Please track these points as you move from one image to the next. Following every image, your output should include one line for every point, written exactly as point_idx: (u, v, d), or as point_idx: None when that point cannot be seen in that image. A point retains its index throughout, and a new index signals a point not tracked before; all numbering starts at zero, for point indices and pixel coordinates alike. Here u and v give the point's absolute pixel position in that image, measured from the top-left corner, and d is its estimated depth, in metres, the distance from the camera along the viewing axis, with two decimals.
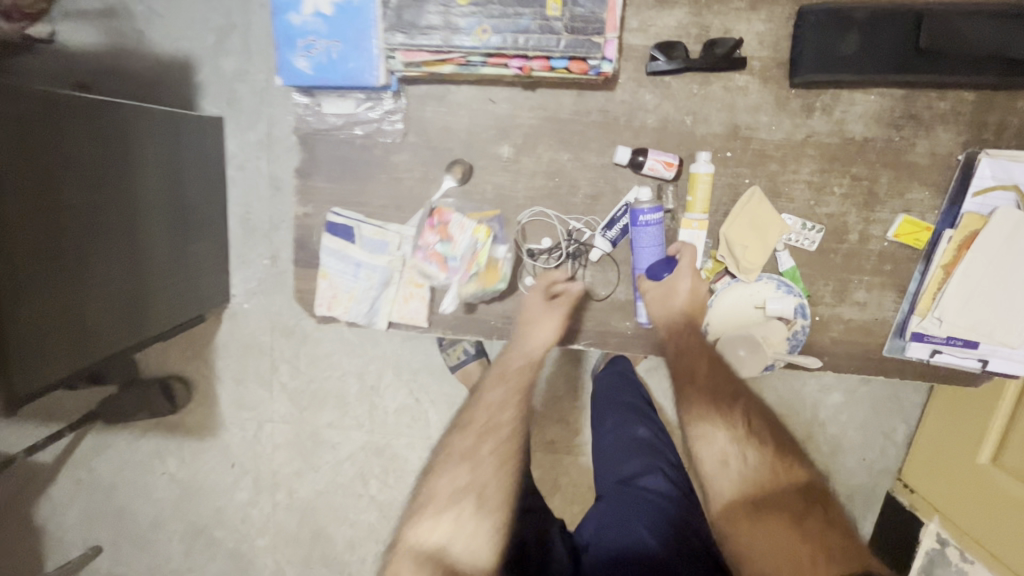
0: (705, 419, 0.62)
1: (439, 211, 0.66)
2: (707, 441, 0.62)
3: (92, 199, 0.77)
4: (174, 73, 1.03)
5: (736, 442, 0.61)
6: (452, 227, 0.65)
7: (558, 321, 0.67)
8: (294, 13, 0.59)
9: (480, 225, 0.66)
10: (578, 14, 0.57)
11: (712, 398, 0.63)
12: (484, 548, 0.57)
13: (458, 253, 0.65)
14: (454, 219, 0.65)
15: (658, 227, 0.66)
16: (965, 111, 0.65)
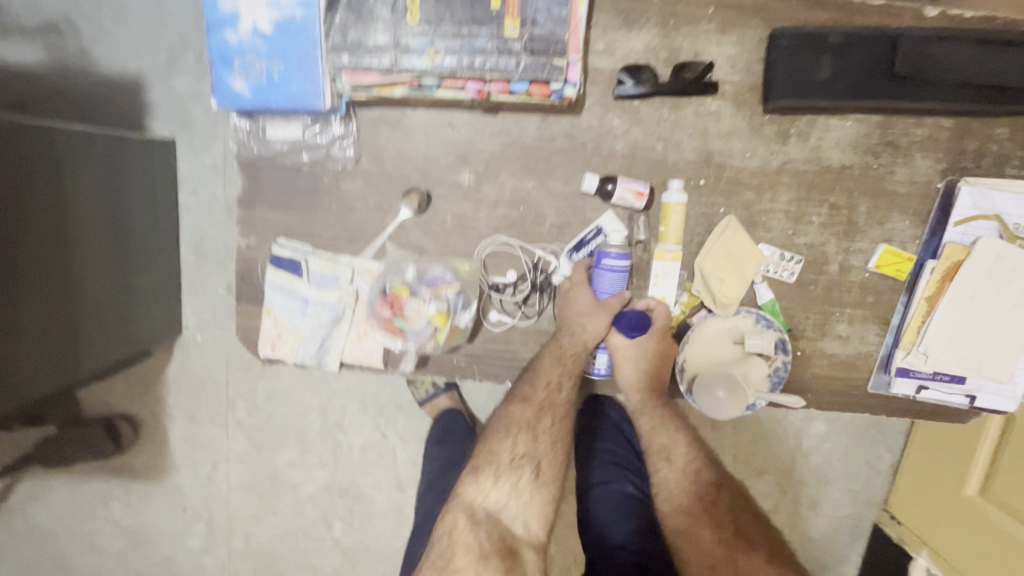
0: (695, 521, 0.66)
1: (395, 293, 0.62)
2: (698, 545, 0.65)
3: (16, 231, 0.70)
4: (122, 93, 0.97)
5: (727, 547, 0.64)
6: (408, 308, 0.62)
7: (612, 313, 0.63)
8: (229, 31, 0.54)
9: (438, 309, 0.62)
10: (536, 35, 0.53)
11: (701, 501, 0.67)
12: (536, 516, 0.66)
13: (415, 330, 0.62)
14: (412, 304, 0.62)
15: (623, 273, 0.63)
16: (943, 138, 0.63)
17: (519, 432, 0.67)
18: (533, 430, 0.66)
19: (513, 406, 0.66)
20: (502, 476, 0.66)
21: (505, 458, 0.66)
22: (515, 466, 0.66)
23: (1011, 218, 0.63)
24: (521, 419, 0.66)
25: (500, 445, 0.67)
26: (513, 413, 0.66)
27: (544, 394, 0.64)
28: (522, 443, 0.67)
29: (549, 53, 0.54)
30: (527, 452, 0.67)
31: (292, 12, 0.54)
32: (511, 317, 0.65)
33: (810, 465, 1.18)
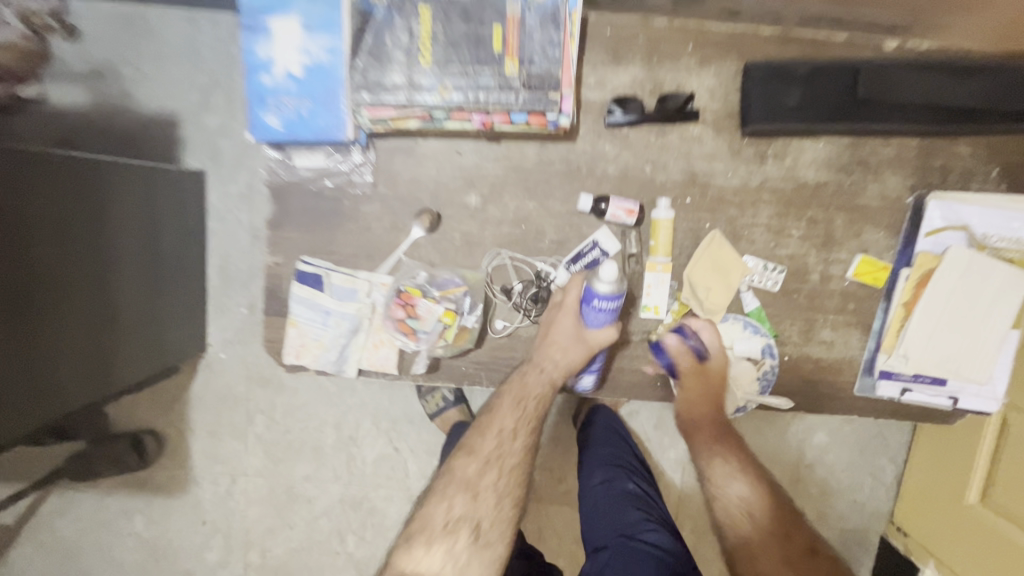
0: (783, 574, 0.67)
1: (406, 293, 0.68)
2: None
3: (65, 253, 0.77)
4: (158, 130, 1.06)
5: None
6: (419, 308, 0.67)
7: (587, 350, 0.67)
8: (265, 74, 0.62)
9: (447, 308, 0.68)
10: (533, 74, 0.59)
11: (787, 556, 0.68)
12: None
13: (426, 329, 0.68)
14: (423, 302, 0.67)
15: (610, 312, 0.65)
16: (910, 157, 0.68)
17: (456, 491, 0.69)
18: (472, 488, 0.69)
19: (458, 459, 0.71)
20: (433, 542, 0.67)
21: (438, 521, 0.68)
22: (446, 532, 0.67)
23: (976, 228, 0.68)
24: (462, 473, 0.70)
25: (435, 507, 0.69)
26: (457, 467, 0.70)
27: (491, 445, 0.70)
28: (459, 505, 0.69)
29: (546, 88, 0.60)
30: (464, 514, 0.69)
31: (320, 57, 0.61)
32: (515, 323, 0.71)
33: (813, 477, 1.20)
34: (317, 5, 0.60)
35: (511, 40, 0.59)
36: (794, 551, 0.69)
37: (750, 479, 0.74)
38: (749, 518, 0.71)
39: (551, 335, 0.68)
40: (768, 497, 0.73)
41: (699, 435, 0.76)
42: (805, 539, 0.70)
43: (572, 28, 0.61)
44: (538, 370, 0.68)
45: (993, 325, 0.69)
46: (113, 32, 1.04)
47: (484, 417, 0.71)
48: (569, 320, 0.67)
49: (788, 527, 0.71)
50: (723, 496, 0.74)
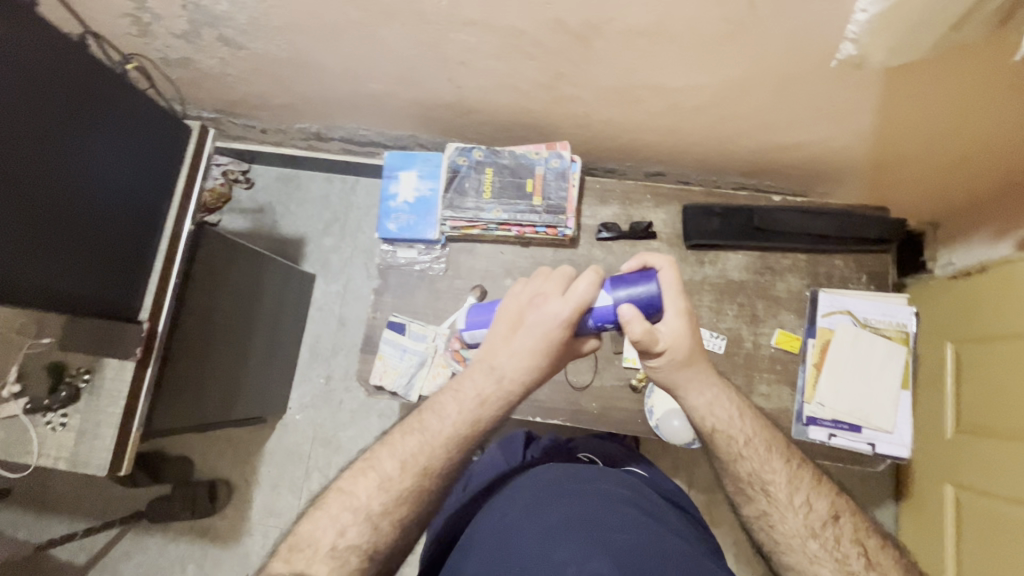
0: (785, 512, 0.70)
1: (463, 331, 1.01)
2: (788, 526, 0.69)
3: (236, 305, 1.12)
4: (291, 247, 1.52)
5: (814, 525, 0.69)
6: None
7: (546, 363, 0.71)
8: (393, 200, 1.04)
9: None
10: (551, 204, 1.00)
11: (788, 499, 0.70)
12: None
13: None
14: None
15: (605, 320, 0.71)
16: (802, 266, 1.02)
17: (351, 515, 0.66)
18: (372, 520, 0.66)
19: (360, 478, 0.68)
20: (314, 563, 0.63)
21: (325, 543, 0.64)
22: (331, 557, 0.63)
23: (858, 312, 0.98)
24: (365, 501, 0.67)
25: (322, 526, 0.66)
26: (358, 490, 0.67)
27: (407, 482, 0.68)
28: (349, 533, 0.65)
29: (558, 212, 1.00)
30: (351, 542, 0.65)
31: (426, 192, 1.04)
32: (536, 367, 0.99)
33: None
34: (428, 165, 1.05)
35: (538, 186, 1.00)
36: (816, 520, 0.69)
37: (767, 457, 0.73)
38: (765, 496, 0.71)
39: (528, 342, 0.70)
40: (786, 469, 0.72)
41: (688, 400, 0.75)
42: (828, 506, 0.70)
43: (574, 182, 1.02)
44: (496, 386, 0.71)
45: (885, 384, 0.95)
46: (277, 184, 1.55)
47: (406, 439, 0.70)
48: (560, 330, 0.70)
49: (810, 496, 0.71)
50: (736, 477, 0.73)
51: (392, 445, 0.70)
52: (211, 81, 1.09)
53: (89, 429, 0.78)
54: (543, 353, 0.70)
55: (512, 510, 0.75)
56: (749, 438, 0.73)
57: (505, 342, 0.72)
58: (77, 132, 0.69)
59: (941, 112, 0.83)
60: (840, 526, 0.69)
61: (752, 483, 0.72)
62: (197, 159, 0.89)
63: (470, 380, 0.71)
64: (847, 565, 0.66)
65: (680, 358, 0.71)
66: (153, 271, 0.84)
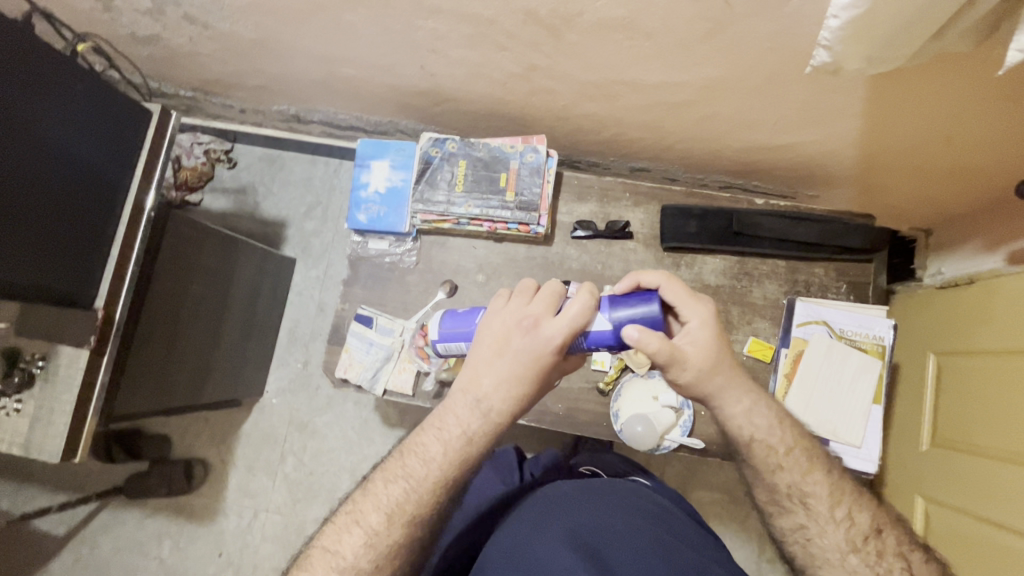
0: (827, 525, 0.69)
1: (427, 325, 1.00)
2: (827, 538, 0.68)
3: (206, 292, 1.10)
4: (272, 229, 1.50)
5: (852, 538, 0.68)
6: None
7: (533, 387, 0.71)
8: (364, 191, 1.01)
9: None
10: (523, 201, 0.97)
11: (831, 510, 0.69)
12: None
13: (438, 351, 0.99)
14: None
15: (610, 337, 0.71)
16: (781, 273, 0.99)
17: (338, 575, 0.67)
18: None
19: (343, 535, 0.69)
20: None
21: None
22: None
23: (835, 323, 0.95)
24: (352, 560, 0.67)
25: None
26: (343, 549, 0.68)
27: (395, 534, 0.69)
28: None
29: (531, 209, 0.97)
30: None
31: (397, 183, 1.01)
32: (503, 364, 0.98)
33: (775, 572, 1.29)
34: (401, 155, 1.02)
35: (512, 181, 0.97)
36: (858, 533, 0.68)
37: (806, 469, 0.72)
38: (804, 508, 0.70)
39: (515, 369, 0.69)
40: (827, 481, 0.71)
41: (727, 410, 0.73)
42: (870, 520, 0.69)
43: (550, 177, 0.99)
44: (481, 419, 0.70)
45: (856, 397, 0.93)
46: (258, 165, 1.52)
47: (390, 489, 0.70)
48: (550, 355, 0.69)
49: (852, 508, 0.70)
50: (773, 488, 0.72)
51: (376, 500, 0.70)
52: (181, 60, 1.06)
53: (42, 415, 0.78)
54: (530, 380, 0.70)
55: (522, 526, 0.74)
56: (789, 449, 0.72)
57: (490, 369, 0.70)
58: (37, 118, 0.68)
59: (935, 119, 0.79)
60: (882, 539, 0.68)
61: (791, 495, 0.71)
62: (158, 144, 0.86)
63: (453, 409, 0.71)
64: None
65: (709, 366, 0.70)
66: (109, 260, 0.82)
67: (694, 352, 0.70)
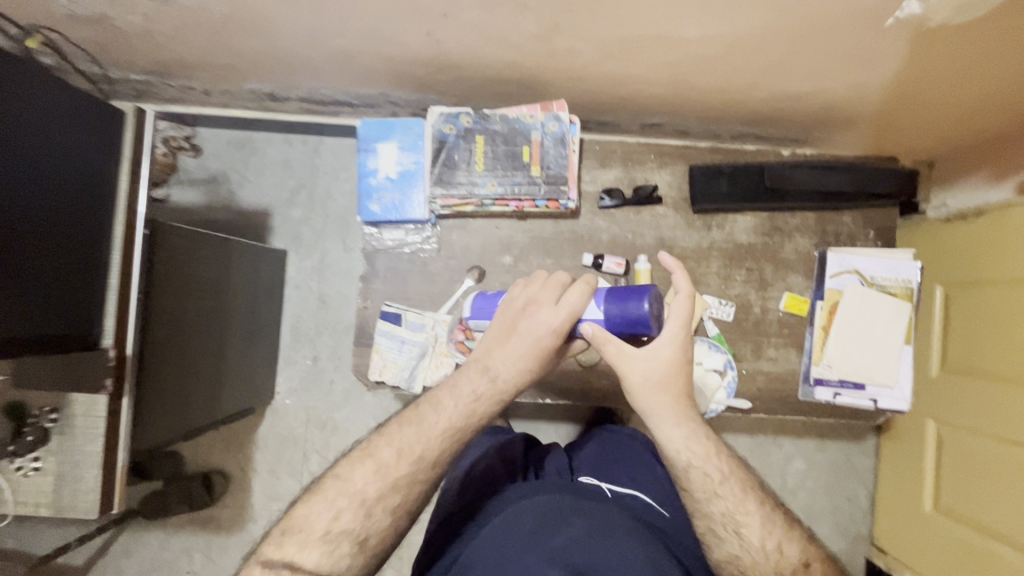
0: (756, 558, 0.70)
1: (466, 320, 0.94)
2: (754, 566, 0.70)
3: (206, 301, 1.01)
4: (254, 220, 1.37)
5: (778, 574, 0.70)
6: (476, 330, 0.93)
7: (532, 367, 0.74)
8: (373, 178, 0.92)
9: None
10: (551, 174, 0.90)
11: (763, 536, 0.71)
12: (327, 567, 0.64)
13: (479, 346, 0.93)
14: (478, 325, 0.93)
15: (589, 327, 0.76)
16: (811, 225, 0.99)
17: (346, 501, 0.67)
18: (366, 505, 0.67)
19: (357, 465, 0.68)
20: (308, 545, 0.64)
21: (319, 527, 0.65)
22: (323, 542, 0.65)
23: (866, 271, 0.96)
24: (360, 488, 0.67)
25: (316, 509, 0.66)
26: (354, 477, 0.68)
27: (402, 469, 0.68)
28: (345, 519, 0.66)
29: (559, 183, 0.91)
30: (346, 529, 0.66)
31: (409, 166, 0.92)
32: None
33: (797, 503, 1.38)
34: (409, 135, 0.92)
35: (536, 154, 0.90)
36: (786, 566, 0.70)
37: (741, 499, 0.73)
38: (737, 538, 0.71)
39: (520, 346, 0.74)
40: (760, 513, 0.73)
41: (665, 435, 0.74)
42: (800, 553, 0.71)
43: (574, 146, 0.92)
44: (488, 386, 0.73)
45: (890, 341, 0.95)
46: (227, 149, 1.38)
47: (404, 430, 0.70)
48: (551, 338, 0.73)
49: (782, 541, 0.72)
50: (710, 518, 0.73)
51: (388, 436, 0.70)
52: (133, 40, 0.90)
53: (67, 471, 0.72)
54: (539, 353, 0.73)
55: (511, 536, 0.67)
56: (724, 473, 0.74)
57: (500, 346, 0.75)
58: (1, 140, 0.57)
59: (974, 64, 0.76)
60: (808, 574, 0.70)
61: (726, 524, 0.72)
62: (138, 153, 0.75)
63: (465, 379, 0.74)
64: None
65: (664, 376, 0.74)
66: (110, 288, 0.73)
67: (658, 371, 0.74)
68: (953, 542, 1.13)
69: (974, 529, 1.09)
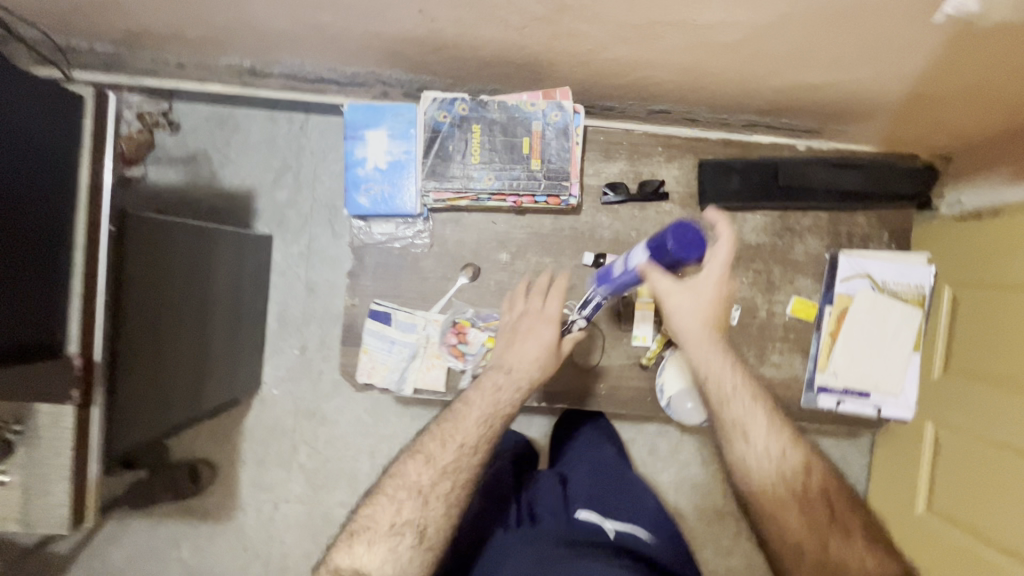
0: (760, 457, 0.74)
1: (459, 324, 0.90)
2: (759, 464, 0.74)
3: (185, 295, 0.95)
4: (237, 203, 1.31)
5: (780, 472, 0.73)
6: (469, 334, 0.90)
7: (542, 353, 0.81)
8: (361, 168, 0.86)
9: (489, 336, 0.90)
10: (552, 168, 0.85)
11: (769, 434, 0.75)
12: (387, 562, 0.68)
13: (473, 351, 0.90)
14: (472, 330, 0.90)
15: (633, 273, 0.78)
16: (824, 225, 0.94)
17: (405, 494, 0.72)
18: (423, 495, 0.72)
19: (412, 462, 0.74)
20: (376, 542, 0.69)
21: (384, 522, 0.70)
22: (389, 534, 0.69)
23: (877, 276, 0.92)
24: (415, 480, 0.72)
25: (380, 507, 0.71)
26: (409, 471, 0.73)
27: (449, 455, 0.74)
28: (405, 510, 0.71)
29: (560, 178, 0.85)
30: (407, 519, 0.70)
31: (399, 156, 0.86)
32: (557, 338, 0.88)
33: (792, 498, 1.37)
34: (399, 121, 0.86)
35: (536, 146, 0.84)
36: (790, 466, 0.74)
37: (752, 407, 0.77)
38: (744, 437, 0.75)
39: (524, 346, 0.82)
40: (769, 421, 0.76)
41: (695, 354, 0.78)
42: (804, 457, 0.75)
43: (577, 138, 0.86)
44: (508, 379, 0.79)
45: (898, 349, 0.92)
46: (208, 126, 1.29)
47: (443, 426, 0.76)
48: (549, 331, 0.82)
49: (788, 446, 0.75)
50: (720, 421, 0.77)
51: (432, 432, 0.76)
52: (96, 10, 0.82)
53: (34, 486, 0.68)
54: (547, 342, 0.81)
55: None
56: (737, 386, 0.77)
57: (508, 349, 0.82)
58: None
59: (1014, 61, 0.70)
60: (810, 474, 0.74)
61: (734, 427, 0.76)
62: (100, 145, 0.68)
63: (486, 378, 0.80)
64: (814, 517, 0.71)
65: (700, 306, 0.77)
66: (74, 291, 0.67)
67: (693, 300, 0.77)
68: (945, 545, 1.13)
69: (968, 533, 1.09)
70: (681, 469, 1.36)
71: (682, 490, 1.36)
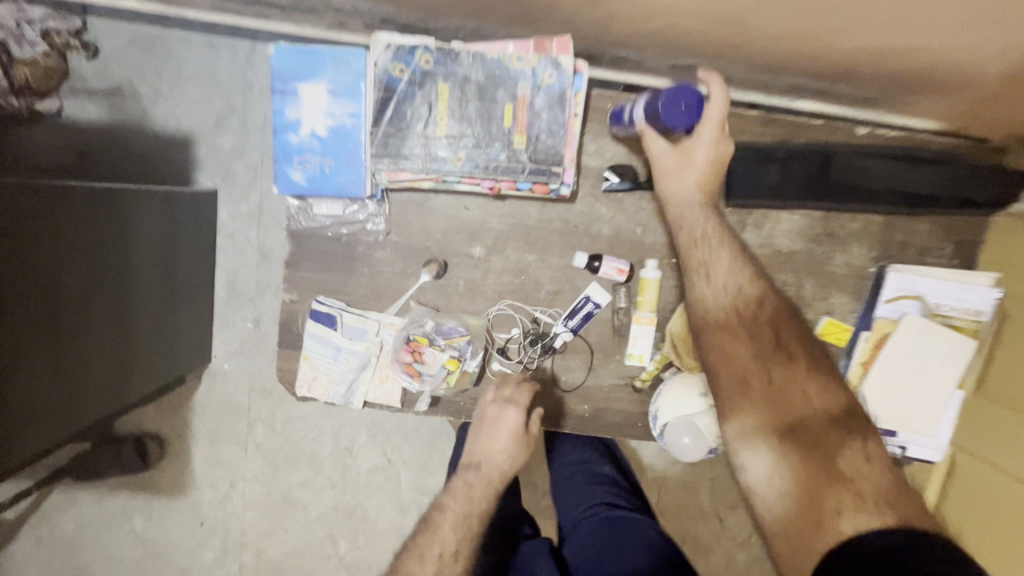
0: (711, 287, 0.69)
1: (416, 341, 0.74)
2: (710, 296, 0.69)
3: (87, 278, 0.79)
4: (174, 148, 1.10)
5: (732, 302, 0.68)
6: (426, 354, 0.74)
7: (513, 445, 0.73)
8: (293, 134, 0.66)
9: (451, 356, 0.75)
10: (540, 148, 0.66)
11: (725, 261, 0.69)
12: None
13: (431, 372, 0.74)
14: (429, 349, 0.73)
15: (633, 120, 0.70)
16: (875, 231, 0.80)
17: None
18: None
19: None
20: None
21: None
22: None
23: (930, 297, 0.78)
24: None
25: None
26: None
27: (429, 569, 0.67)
28: None
29: (549, 162, 0.67)
30: None
31: (343, 121, 0.66)
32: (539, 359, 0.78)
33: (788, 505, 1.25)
34: (343, 73, 0.65)
35: (521, 118, 0.65)
36: (743, 299, 0.68)
37: (714, 245, 0.69)
38: (703, 275, 0.69)
39: (488, 440, 0.74)
40: (728, 256, 0.69)
41: (682, 211, 0.70)
42: (760, 292, 0.68)
43: (575, 109, 0.67)
44: (478, 479, 0.73)
45: (941, 384, 0.78)
46: (133, 51, 1.06)
47: (417, 539, 0.70)
48: (515, 422, 0.73)
49: (744, 281, 0.68)
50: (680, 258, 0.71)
51: (410, 549, 0.69)
52: None
53: None
54: (512, 434, 0.73)
55: None
56: (707, 231, 0.69)
57: (475, 444, 0.74)
58: None
59: None
60: (764, 310, 0.68)
61: (692, 263, 0.70)
62: None
63: (459, 478, 0.74)
64: (762, 350, 0.66)
65: (691, 169, 0.69)
66: None
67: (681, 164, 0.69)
68: None
69: None
70: (668, 466, 1.26)
71: (668, 487, 1.27)
